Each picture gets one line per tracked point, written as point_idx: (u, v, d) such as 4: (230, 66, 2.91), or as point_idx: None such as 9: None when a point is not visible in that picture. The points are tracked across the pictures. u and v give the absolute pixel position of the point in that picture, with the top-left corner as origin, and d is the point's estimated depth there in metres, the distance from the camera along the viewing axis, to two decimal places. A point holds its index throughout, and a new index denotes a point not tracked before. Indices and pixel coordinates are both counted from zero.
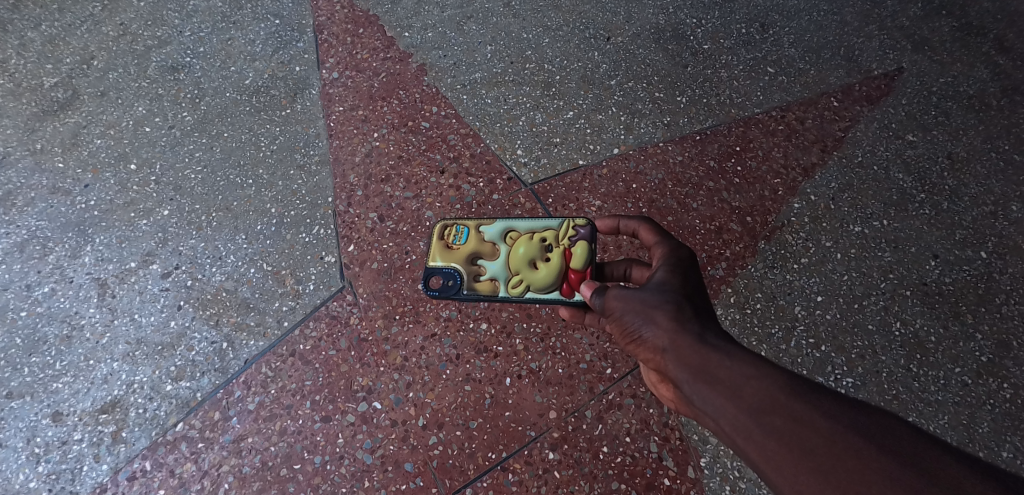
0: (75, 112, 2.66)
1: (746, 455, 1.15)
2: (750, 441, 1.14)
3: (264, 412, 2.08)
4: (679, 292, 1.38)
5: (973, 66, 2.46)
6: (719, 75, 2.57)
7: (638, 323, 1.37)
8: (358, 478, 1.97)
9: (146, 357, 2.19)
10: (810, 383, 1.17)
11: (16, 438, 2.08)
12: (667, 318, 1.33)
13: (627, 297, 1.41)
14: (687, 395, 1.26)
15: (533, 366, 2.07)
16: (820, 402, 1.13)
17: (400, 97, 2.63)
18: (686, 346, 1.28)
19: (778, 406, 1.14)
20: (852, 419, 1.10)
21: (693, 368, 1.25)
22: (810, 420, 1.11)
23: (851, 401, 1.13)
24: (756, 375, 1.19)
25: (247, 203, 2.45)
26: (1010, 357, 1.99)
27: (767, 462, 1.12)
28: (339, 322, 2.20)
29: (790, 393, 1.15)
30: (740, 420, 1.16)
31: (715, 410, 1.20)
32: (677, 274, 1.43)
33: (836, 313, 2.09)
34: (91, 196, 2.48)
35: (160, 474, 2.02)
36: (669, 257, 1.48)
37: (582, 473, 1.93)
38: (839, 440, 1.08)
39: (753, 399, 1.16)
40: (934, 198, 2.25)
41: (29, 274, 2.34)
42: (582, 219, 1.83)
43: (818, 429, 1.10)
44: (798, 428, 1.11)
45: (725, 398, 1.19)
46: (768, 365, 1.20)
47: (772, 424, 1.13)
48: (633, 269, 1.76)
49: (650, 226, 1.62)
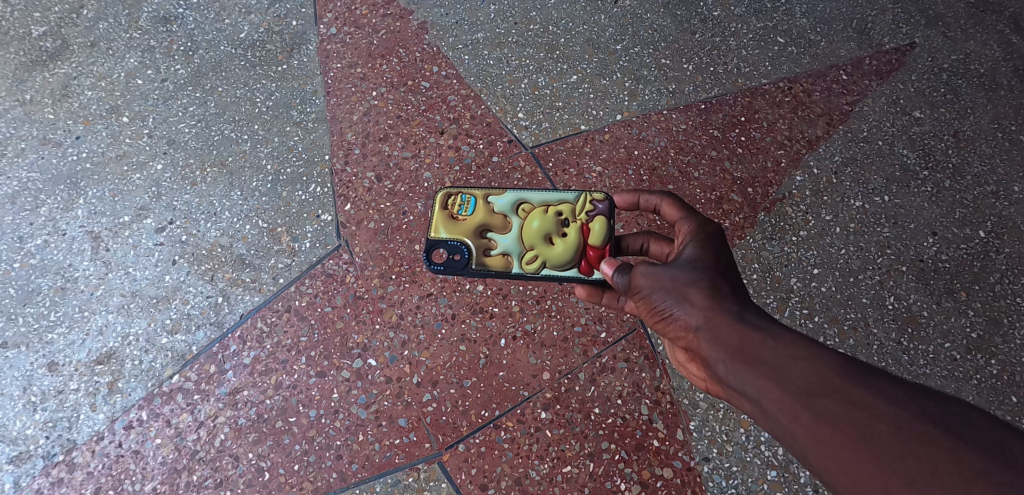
0: (65, 62, 2.62)
1: (797, 441, 1.11)
2: (798, 425, 1.11)
3: (260, 366, 2.10)
4: (713, 270, 1.39)
5: (984, 44, 2.46)
6: (728, 43, 2.55)
7: (670, 302, 1.38)
8: (352, 432, 2.00)
9: (141, 310, 2.19)
10: (867, 366, 1.13)
11: (13, 386, 2.10)
12: (701, 296, 1.34)
13: (656, 274, 1.42)
14: (724, 376, 1.25)
15: (527, 328, 2.10)
16: (881, 386, 1.09)
17: (400, 55, 2.60)
18: (724, 326, 1.28)
19: (833, 389, 1.10)
20: (917, 404, 1.06)
21: (733, 348, 1.24)
22: (869, 404, 1.07)
23: (914, 387, 1.09)
24: (806, 357, 1.16)
25: (242, 159, 2.43)
26: (1000, 334, 2.03)
27: (818, 446, 1.08)
28: (335, 280, 2.21)
29: (845, 376, 1.11)
30: (786, 403, 1.13)
31: (760, 393, 1.17)
32: (708, 251, 1.44)
33: (832, 285, 2.12)
34: (82, 148, 2.46)
35: (157, 424, 2.04)
36: (697, 233, 1.50)
37: (573, 432, 1.97)
38: (905, 426, 1.03)
39: (804, 381, 1.13)
40: (936, 176, 2.26)
41: (21, 226, 2.33)
42: (600, 193, 1.85)
43: (879, 414, 1.05)
44: (857, 413, 1.07)
45: (768, 380, 1.17)
46: (819, 348, 1.17)
47: (826, 408, 1.09)
48: (651, 243, 1.79)
49: (673, 201, 1.66)
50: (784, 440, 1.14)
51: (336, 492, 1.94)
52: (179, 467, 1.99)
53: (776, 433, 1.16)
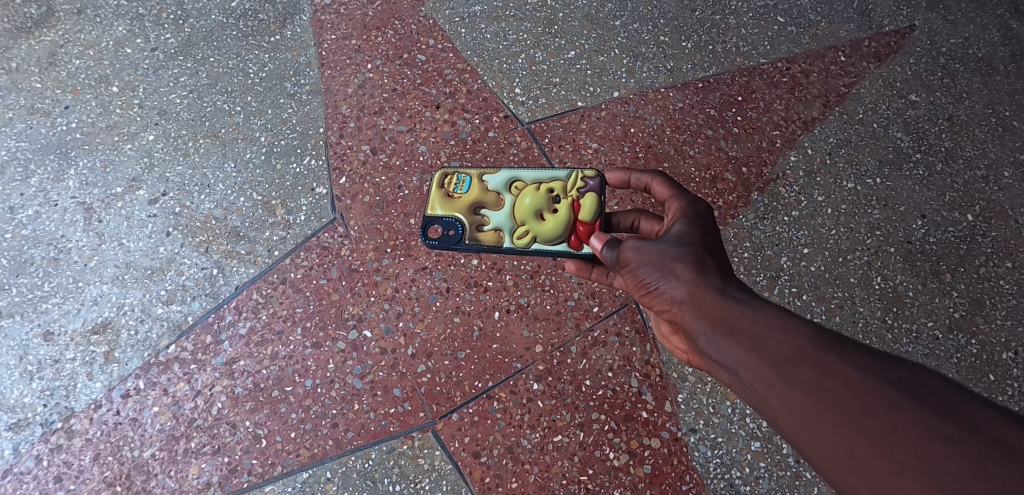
0: (51, 30, 2.60)
1: (770, 407, 1.16)
2: (771, 391, 1.15)
3: (256, 337, 2.13)
4: (699, 247, 1.42)
5: (984, 29, 2.48)
6: (728, 21, 2.57)
7: (656, 276, 1.41)
8: (348, 401, 2.04)
9: (135, 281, 2.21)
10: (841, 337, 1.16)
11: (8, 355, 2.11)
12: (687, 270, 1.37)
13: (645, 249, 1.45)
14: (706, 348, 1.29)
15: (521, 302, 2.13)
16: (851, 355, 1.12)
17: (396, 27, 2.60)
18: (707, 299, 1.32)
19: (806, 358, 1.14)
20: (883, 371, 1.09)
21: (715, 319, 1.28)
22: (838, 371, 1.11)
23: (884, 356, 1.12)
24: (782, 329, 1.20)
25: (235, 131, 2.43)
26: (982, 315, 2.08)
27: (789, 412, 1.12)
28: (331, 253, 2.23)
29: (818, 346, 1.15)
30: (762, 372, 1.17)
31: (737, 363, 1.22)
32: (697, 228, 1.47)
33: (821, 265, 2.16)
34: (72, 117, 2.44)
35: (154, 393, 2.06)
36: (687, 211, 1.53)
37: (564, 403, 2.01)
38: (870, 390, 1.07)
39: (779, 351, 1.17)
40: (928, 159, 2.30)
41: (11, 196, 2.32)
42: (592, 171, 1.87)
43: (846, 380, 1.09)
44: (826, 378, 1.11)
45: (746, 350, 1.21)
46: (796, 319, 1.21)
47: (798, 376, 1.13)
48: (642, 220, 1.81)
49: (664, 181, 1.69)
50: (759, 406, 1.19)
51: (332, 458, 1.98)
52: (177, 434, 2.02)
53: (752, 401, 1.20)
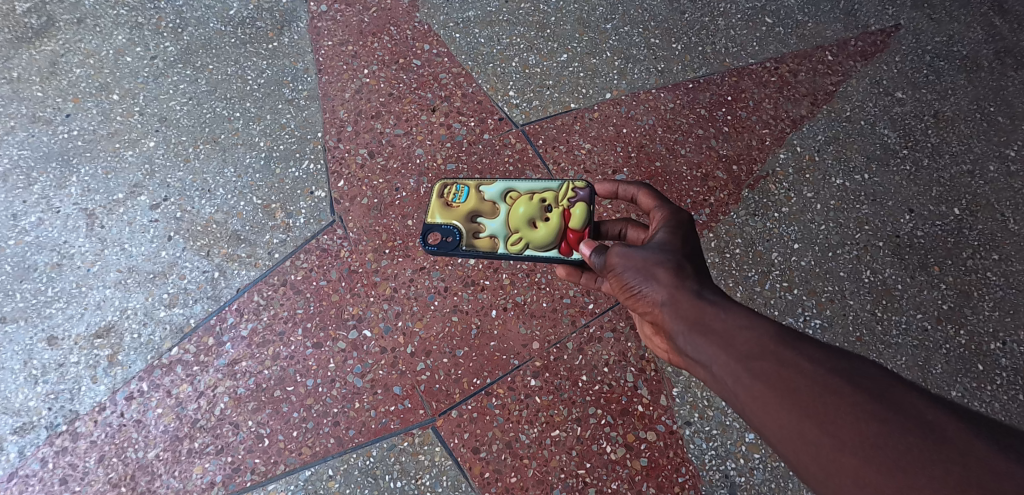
0: (51, 39, 2.64)
1: (737, 398, 1.19)
2: (739, 384, 1.19)
3: (257, 338, 2.16)
4: (678, 253, 1.47)
5: (969, 27, 2.53)
6: (717, 23, 2.62)
7: (639, 280, 1.45)
8: (349, 399, 2.07)
9: (138, 284, 2.24)
10: (799, 333, 1.21)
11: (14, 360, 2.15)
12: (667, 275, 1.41)
13: (629, 254, 1.49)
14: (683, 346, 1.32)
15: (518, 299, 2.17)
16: (808, 350, 1.17)
17: (391, 33, 2.65)
18: (685, 301, 1.35)
19: (767, 353, 1.18)
20: (833, 362, 1.14)
21: (691, 319, 1.32)
22: (795, 364, 1.15)
23: (834, 348, 1.17)
24: (748, 327, 1.24)
25: (234, 136, 2.47)
26: (969, 306, 2.12)
27: (753, 402, 1.16)
28: (330, 255, 2.27)
29: (779, 342, 1.19)
30: (730, 366, 1.21)
31: (711, 360, 1.25)
32: (678, 236, 1.52)
33: (811, 260, 2.20)
34: (73, 125, 2.48)
35: (158, 394, 2.10)
36: (669, 220, 1.57)
37: (561, 398, 2.05)
38: (819, 379, 1.12)
39: (744, 347, 1.21)
40: (915, 155, 2.34)
41: (14, 204, 2.36)
42: (582, 182, 1.92)
43: (801, 371, 1.14)
44: (784, 370, 1.15)
45: (718, 347, 1.24)
46: (761, 317, 1.26)
47: (760, 369, 1.17)
48: (629, 229, 1.84)
49: (650, 191, 1.71)
50: (728, 399, 1.23)
51: (334, 456, 2.01)
52: (181, 435, 2.05)
53: (724, 396, 1.24)
